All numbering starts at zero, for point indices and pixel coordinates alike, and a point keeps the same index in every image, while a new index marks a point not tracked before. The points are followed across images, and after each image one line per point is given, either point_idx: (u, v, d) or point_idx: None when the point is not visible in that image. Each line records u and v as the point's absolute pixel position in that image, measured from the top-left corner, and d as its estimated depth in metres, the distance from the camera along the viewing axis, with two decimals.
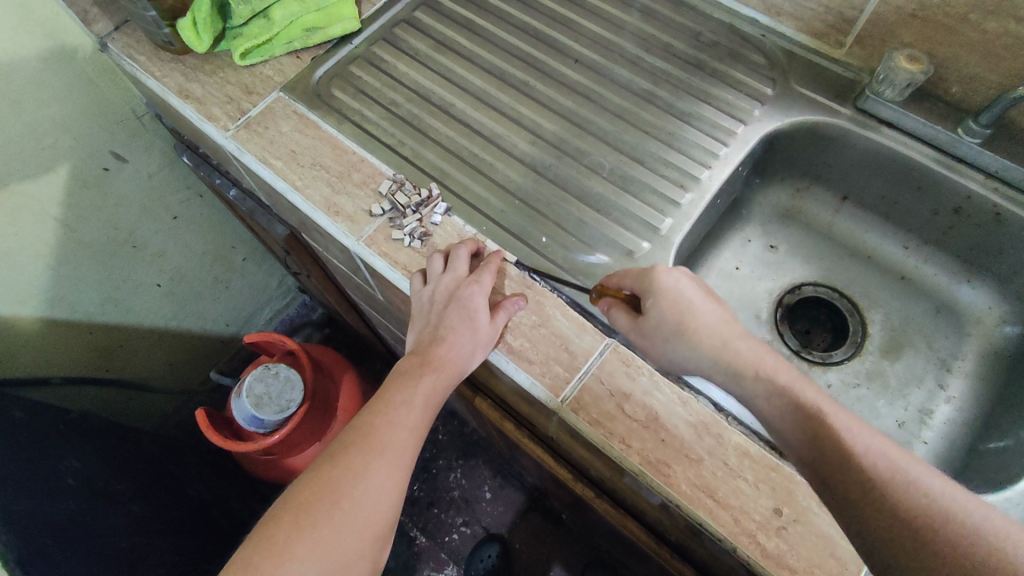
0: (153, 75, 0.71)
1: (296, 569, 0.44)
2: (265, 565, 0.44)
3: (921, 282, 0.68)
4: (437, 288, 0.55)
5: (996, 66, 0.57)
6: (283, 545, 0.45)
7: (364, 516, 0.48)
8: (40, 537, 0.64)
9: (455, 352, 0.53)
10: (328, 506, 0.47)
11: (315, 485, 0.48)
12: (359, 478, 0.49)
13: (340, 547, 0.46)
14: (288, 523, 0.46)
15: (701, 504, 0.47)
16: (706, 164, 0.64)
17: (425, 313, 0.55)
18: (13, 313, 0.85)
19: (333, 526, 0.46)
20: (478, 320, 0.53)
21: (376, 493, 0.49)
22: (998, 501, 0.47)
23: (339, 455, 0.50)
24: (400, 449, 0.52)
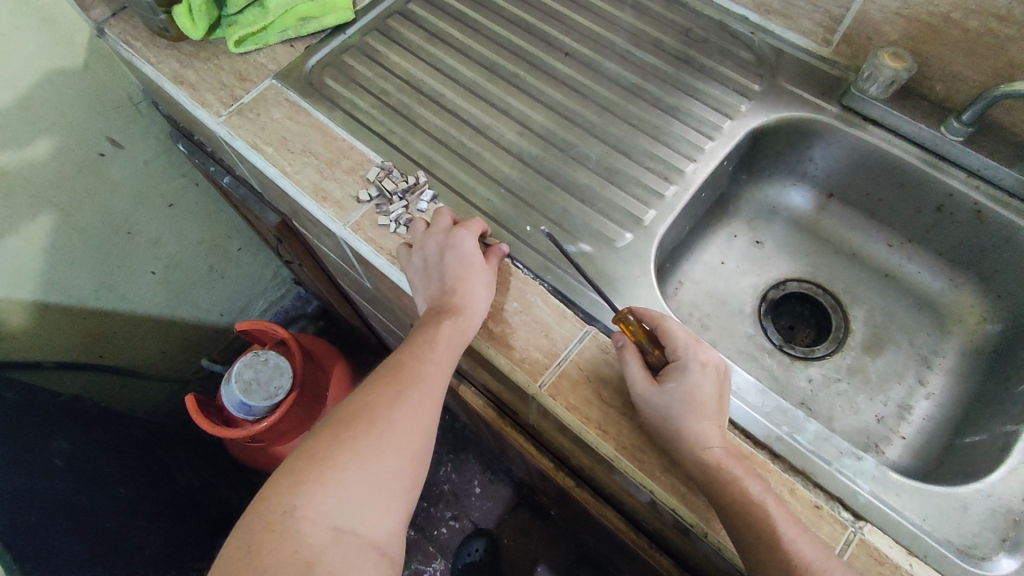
0: (148, 61, 0.71)
1: (336, 477, 0.46)
2: (307, 472, 0.46)
3: (904, 280, 0.69)
4: (427, 243, 0.56)
5: (978, 65, 0.58)
6: (323, 456, 0.47)
7: (399, 437, 0.49)
8: (24, 515, 0.65)
9: (469, 289, 0.53)
10: (365, 424, 0.48)
11: (352, 408, 0.50)
12: (394, 404, 0.50)
13: (378, 463, 0.47)
14: (328, 436, 0.48)
15: (675, 490, 0.48)
16: (691, 157, 0.65)
17: (427, 262, 0.55)
18: (6, 296, 0.86)
19: (369, 442, 0.48)
20: (475, 260, 0.54)
21: (411, 418, 0.50)
22: (969, 492, 0.47)
23: (373, 384, 0.52)
24: (431, 381, 0.52)
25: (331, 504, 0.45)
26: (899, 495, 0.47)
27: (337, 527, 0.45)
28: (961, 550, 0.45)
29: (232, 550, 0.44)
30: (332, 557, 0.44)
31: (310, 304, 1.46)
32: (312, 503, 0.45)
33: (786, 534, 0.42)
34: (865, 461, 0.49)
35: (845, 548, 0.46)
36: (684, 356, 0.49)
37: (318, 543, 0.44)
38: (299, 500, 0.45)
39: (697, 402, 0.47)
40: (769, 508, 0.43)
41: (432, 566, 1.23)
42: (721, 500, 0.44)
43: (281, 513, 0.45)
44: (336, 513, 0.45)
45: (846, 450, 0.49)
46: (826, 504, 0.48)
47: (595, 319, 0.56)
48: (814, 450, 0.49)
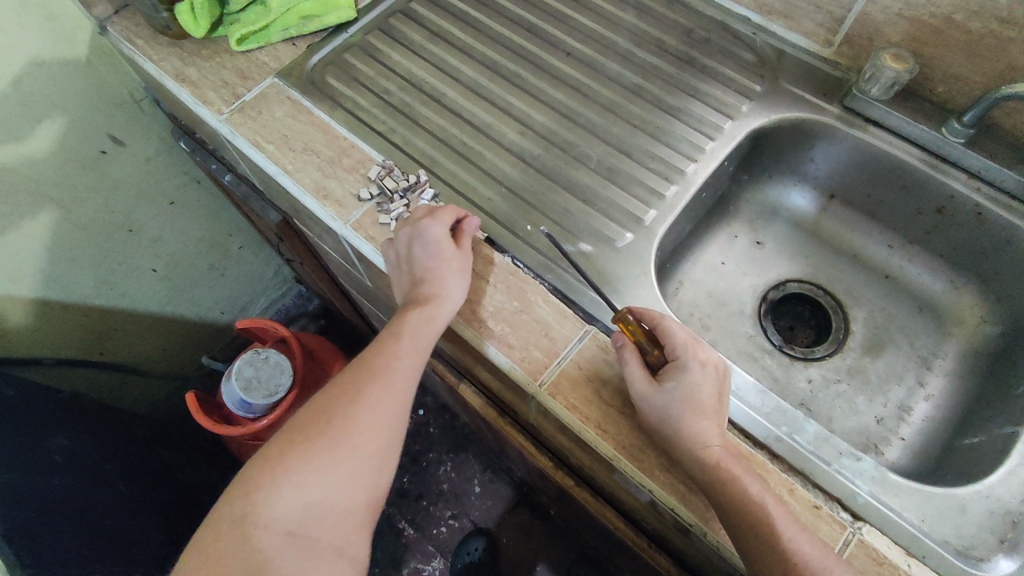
0: (150, 59, 0.71)
1: (290, 482, 0.47)
2: (261, 478, 0.48)
3: (904, 281, 0.69)
4: (402, 233, 0.56)
5: (980, 67, 0.58)
6: (280, 458, 0.48)
7: (355, 438, 0.49)
8: (24, 511, 0.65)
9: (442, 282, 0.53)
10: (321, 427, 0.49)
11: (313, 409, 0.51)
12: (353, 405, 0.50)
13: (334, 463, 0.48)
14: (288, 437, 0.49)
15: (674, 490, 0.48)
16: (693, 158, 0.65)
17: (404, 255, 0.56)
18: (7, 293, 0.86)
19: (324, 445, 0.48)
20: (447, 249, 0.54)
21: (369, 419, 0.50)
22: (968, 494, 0.47)
23: (335, 384, 0.52)
24: (393, 381, 0.52)
25: (284, 509, 0.47)
26: (898, 496, 0.47)
27: (290, 532, 0.46)
28: (960, 551, 0.45)
29: (191, 553, 0.46)
30: (285, 559, 0.46)
31: (311, 302, 1.46)
32: (265, 509, 0.46)
33: (786, 533, 0.42)
34: (864, 462, 0.49)
35: (844, 548, 0.46)
36: (684, 355, 0.49)
37: (272, 547, 0.46)
38: (252, 506, 0.46)
39: (695, 402, 0.47)
40: (769, 508, 0.43)
41: (431, 565, 1.24)
42: (720, 499, 0.44)
43: (235, 519, 0.46)
44: (290, 518, 0.46)
45: (845, 451, 0.49)
46: (825, 504, 0.48)
47: (595, 318, 0.56)
48: (814, 451, 0.49)
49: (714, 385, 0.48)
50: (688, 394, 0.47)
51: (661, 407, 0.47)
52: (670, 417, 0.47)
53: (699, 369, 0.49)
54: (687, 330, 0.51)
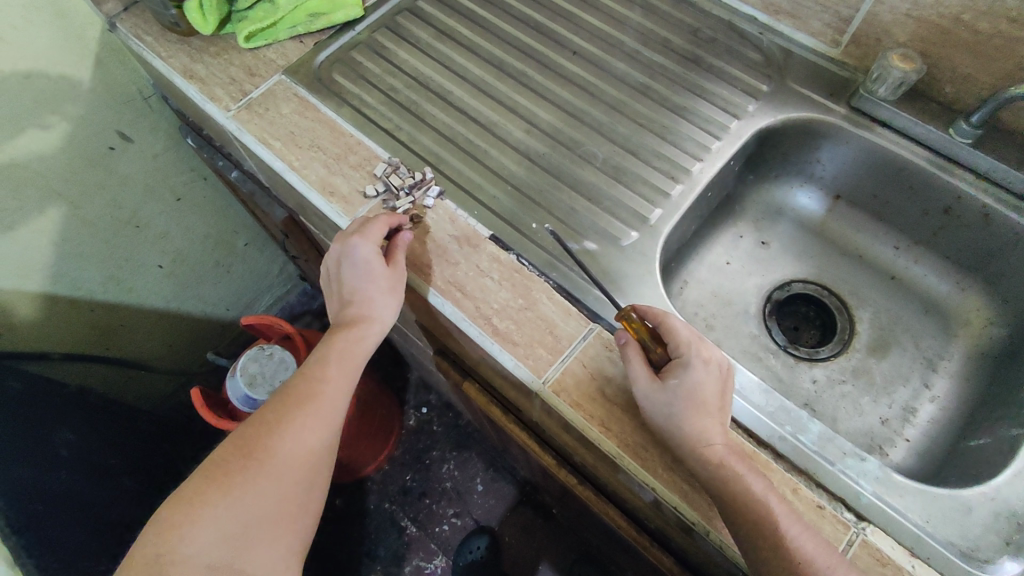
0: (158, 56, 0.72)
1: (211, 515, 0.47)
2: (179, 514, 0.47)
3: (910, 282, 0.68)
4: (330, 257, 0.57)
5: (988, 67, 0.57)
6: (199, 492, 0.48)
7: (282, 464, 0.50)
8: (32, 504, 0.65)
9: (372, 304, 0.55)
10: (242, 457, 0.49)
11: (234, 441, 0.51)
12: (278, 432, 0.51)
13: (258, 493, 0.48)
14: (208, 472, 0.49)
15: (677, 488, 0.48)
16: (698, 157, 0.65)
17: (332, 279, 0.58)
18: (16, 288, 0.87)
19: (247, 475, 0.49)
20: (376, 270, 0.54)
21: (295, 445, 0.51)
22: (974, 495, 0.47)
23: (258, 414, 0.53)
24: (321, 405, 0.53)
25: (206, 543, 0.46)
26: (902, 496, 0.47)
27: (211, 566, 0.46)
28: (964, 553, 0.45)
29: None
30: None
31: (316, 299, 1.46)
32: (185, 544, 0.46)
33: (789, 532, 0.42)
34: (869, 463, 0.49)
35: (848, 548, 0.46)
36: (688, 353, 0.49)
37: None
38: (170, 544, 0.45)
39: (697, 400, 0.47)
40: (772, 506, 0.43)
41: (433, 563, 1.24)
42: (722, 497, 0.44)
43: (152, 559, 0.45)
44: (212, 551, 0.46)
45: (850, 451, 0.49)
46: (828, 504, 0.47)
47: (599, 316, 0.56)
48: (818, 451, 0.49)
49: (716, 384, 0.48)
50: (688, 394, 0.47)
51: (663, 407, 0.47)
52: (672, 416, 0.47)
53: (702, 367, 0.49)
54: (690, 328, 0.51)
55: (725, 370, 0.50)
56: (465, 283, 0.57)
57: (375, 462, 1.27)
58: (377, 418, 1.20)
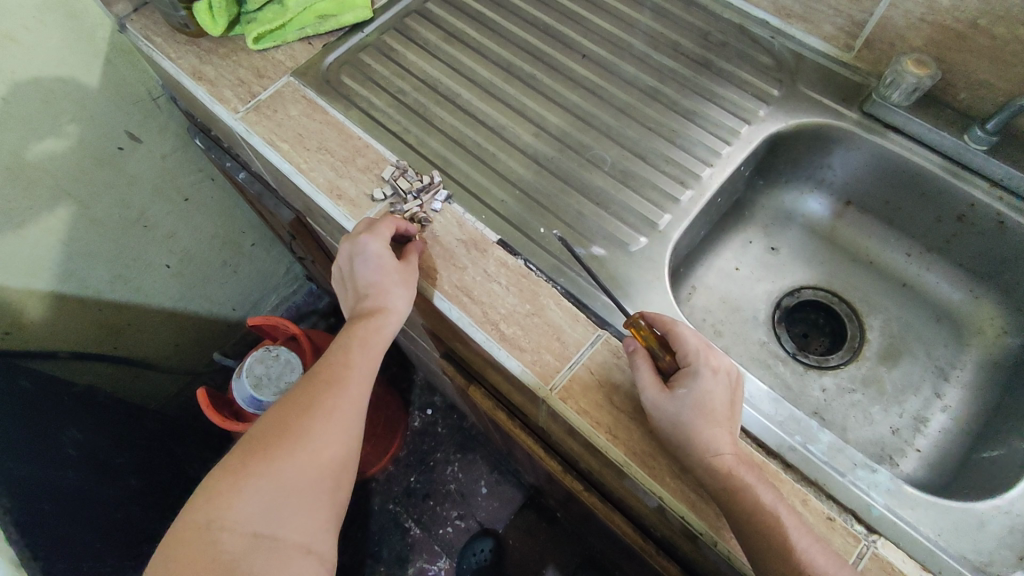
0: (167, 57, 0.72)
1: (252, 486, 0.46)
2: (221, 486, 0.47)
3: (922, 289, 0.68)
4: (342, 254, 0.57)
5: (1004, 73, 0.57)
6: (237, 468, 0.47)
7: (317, 439, 0.49)
8: (39, 503, 0.65)
9: (386, 294, 0.54)
10: (278, 433, 0.49)
11: (269, 420, 0.51)
12: (310, 411, 0.50)
13: (295, 465, 0.48)
14: (245, 449, 0.49)
15: (684, 497, 0.47)
16: (708, 162, 0.64)
17: (347, 275, 0.57)
18: (24, 286, 0.87)
19: (283, 448, 0.48)
20: (387, 264, 0.54)
21: (328, 424, 0.50)
22: (987, 509, 0.46)
23: (291, 395, 0.52)
24: (349, 385, 0.52)
25: (246, 514, 0.46)
26: (914, 509, 0.47)
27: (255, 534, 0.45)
28: (977, 567, 0.44)
29: (155, 568, 0.44)
30: (251, 563, 0.45)
31: (322, 300, 1.46)
32: (227, 514, 0.45)
33: (798, 544, 0.42)
34: (880, 474, 0.48)
35: (858, 561, 0.45)
36: (695, 362, 0.49)
37: (237, 552, 0.45)
38: (214, 513, 0.45)
39: (707, 410, 0.47)
40: (782, 518, 0.43)
41: (437, 565, 1.23)
42: (729, 508, 0.44)
43: (199, 527, 0.45)
44: (255, 522, 0.46)
45: (860, 462, 0.49)
46: (839, 516, 0.47)
47: (607, 323, 0.55)
48: (828, 461, 0.49)
49: (724, 393, 0.48)
50: (695, 404, 0.47)
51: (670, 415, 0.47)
52: (676, 425, 0.46)
53: (710, 376, 0.48)
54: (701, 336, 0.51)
55: (735, 380, 0.49)
56: (473, 288, 0.56)
57: (379, 464, 1.26)
58: (381, 419, 1.20)
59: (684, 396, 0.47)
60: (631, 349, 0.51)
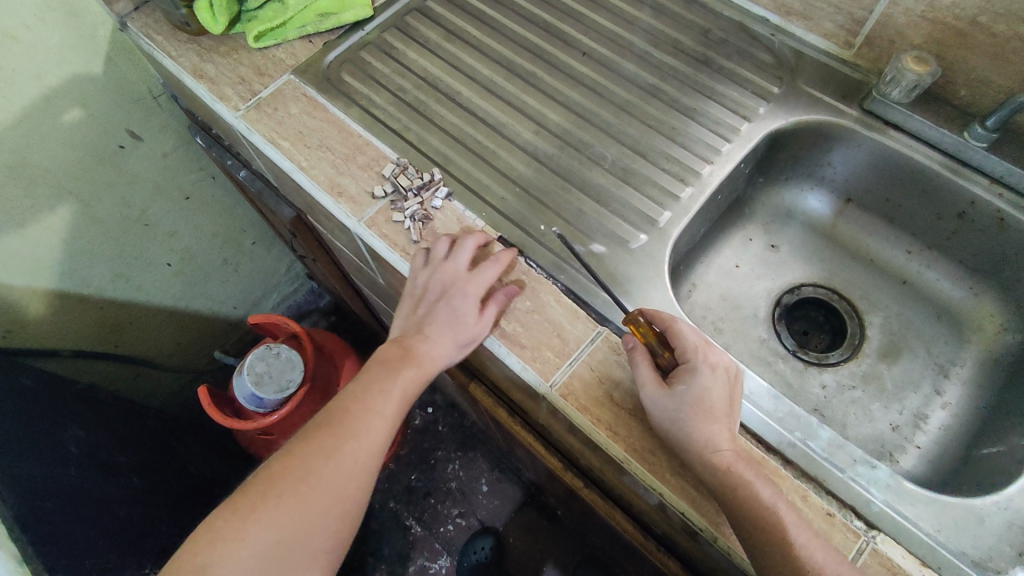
0: (168, 55, 0.72)
1: (259, 532, 0.48)
2: (229, 526, 0.48)
3: (922, 286, 0.68)
4: (433, 275, 0.55)
5: (1004, 70, 0.57)
6: (248, 510, 0.49)
7: (330, 493, 0.50)
8: (40, 500, 0.65)
9: (441, 350, 0.54)
10: (294, 479, 0.50)
11: (286, 457, 0.51)
12: (330, 459, 0.51)
13: (304, 516, 0.49)
14: (259, 488, 0.50)
15: (684, 493, 0.48)
16: (708, 159, 0.64)
17: (422, 300, 0.56)
18: (26, 285, 0.87)
19: (296, 497, 0.49)
20: (467, 321, 0.53)
21: (344, 474, 0.51)
22: (986, 504, 0.46)
23: (312, 433, 0.52)
24: (373, 438, 0.53)
25: (245, 561, 0.47)
26: (914, 505, 0.47)
27: None
28: (976, 562, 0.45)
29: None
30: None
31: (322, 298, 1.47)
32: (230, 556, 0.47)
33: (798, 539, 0.42)
34: (879, 470, 0.48)
35: (858, 556, 0.45)
36: (693, 358, 0.49)
37: None
38: (214, 555, 0.47)
39: (707, 407, 0.47)
40: (781, 514, 0.43)
41: (438, 563, 1.24)
42: (729, 503, 0.44)
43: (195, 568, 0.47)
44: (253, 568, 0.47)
45: (860, 458, 0.49)
46: (838, 511, 0.47)
47: (607, 319, 0.55)
48: (827, 457, 0.49)
49: (725, 395, 0.48)
50: (694, 401, 0.47)
51: (672, 413, 0.47)
52: (676, 422, 0.46)
53: (709, 372, 0.48)
54: (699, 334, 0.51)
55: (734, 379, 0.49)
56: None
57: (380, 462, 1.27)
58: None
59: (685, 395, 0.47)
60: (630, 346, 0.51)
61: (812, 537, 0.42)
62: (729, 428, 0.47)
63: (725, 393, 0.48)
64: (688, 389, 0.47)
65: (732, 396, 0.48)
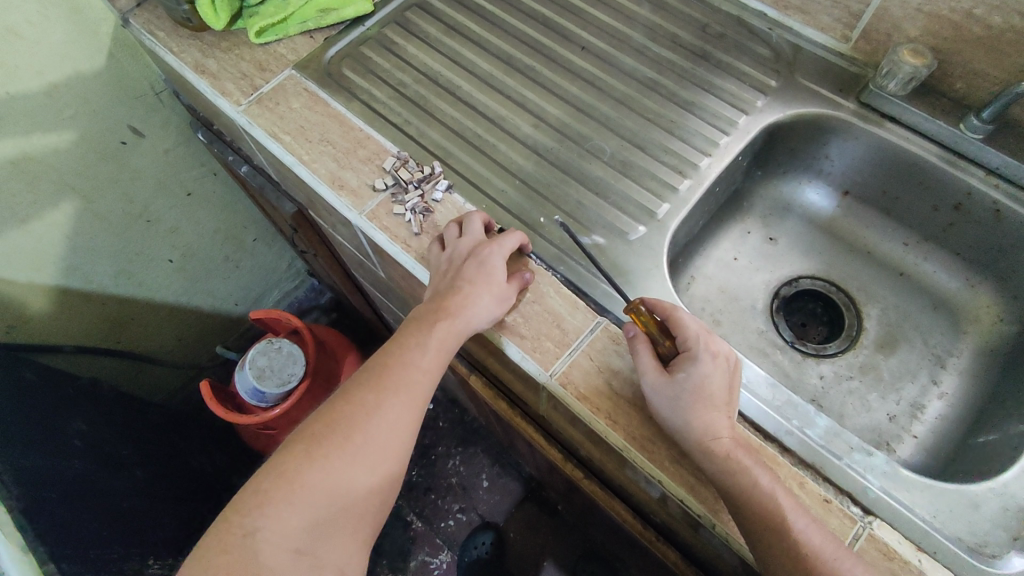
0: (170, 51, 0.73)
1: (306, 497, 0.47)
2: (276, 491, 0.47)
3: (918, 278, 0.68)
4: (455, 249, 0.55)
5: (1000, 62, 0.57)
6: (293, 474, 0.48)
7: (373, 454, 0.49)
8: (44, 492, 0.66)
9: (473, 305, 0.52)
10: (338, 440, 0.49)
11: (326, 420, 0.50)
12: (371, 420, 0.50)
13: (349, 479, 0.48)
14: (301, 451, 0.49)
15: (683, 481, 0.48)
16: (706, 152, 0.65)
17: (448, 263, 0.55)
18: (29, 280, 0.88)
19: (340, 460, 0.48)
20: (499, 283, 0.54)
21: (386, 435, 0.50)
22: (981, 491, 0.47)
23: (352, 392, 0.52)
24: (413, 394, 0.52)
25: (293, 528, 0.46)
26: (909, 491, 0.47)
27: (298, 549, 0.46)
28: (971, 547, 0.45)
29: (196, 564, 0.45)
30: None
31: (323, 295, 1.47)
32: (276, 522, 0.46)
33: (795, 525, 0.42)
34: (875, 457, 0.48)
35: (854, 541, 0.46)
36: (695, 347, 0.49)
37: (277, 566, 0.45)
38: (263, 521, 0.46)
39: (706, 393, 0.47)
40: (778, 499, 0.43)
41: (439, 558, 1.24)
42: (727, 489, 0.44)
43: (243, 535, 0.46)
44: (299, 537, 0.46)
45: (857, 445, 0.49)
46: (835, 497, 0.48)
47: (607, 310, 0.56)
48: (825, 445, 0.49)
49: (723, 381, 0.48)
50: (693, 389, 0.47)
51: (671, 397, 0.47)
52: (676, 407, 0.47)
53: (709, 360, 0.49)
54: (700, 323, 0.51)
55: (733, 366, 0.49)
56: None
57: None
58: None
59: (684, 383, 0.48)
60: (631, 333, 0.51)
61: (810, 527, 0.43)
62: (726, 414, 0.47)
63: (725, 384, 0.48)
64: (689, 378, 0.48)
65: (731, 382, 0.49)
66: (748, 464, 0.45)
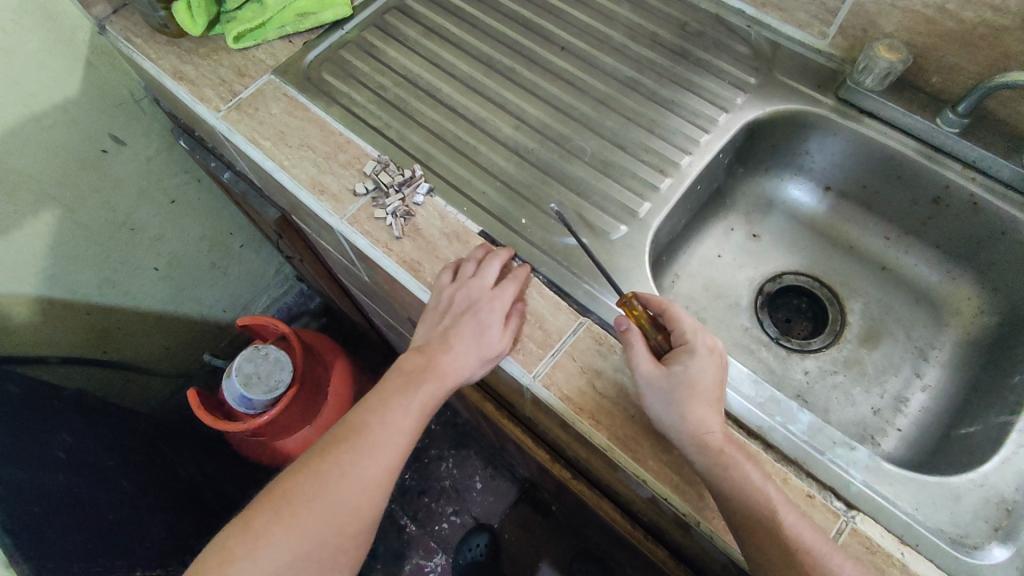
0: (148, 58, 0.72)
1: (269, 554, 0.47)
2: (241, 547, 0.47)
3: (900, 273, 0.69)
4: (458, 292, 0.54)
5: (973, 56, 0.57)
6: (260, 531, 0.48)
7: (341, 514, 0.49)
8: (28, 505, 0.65)
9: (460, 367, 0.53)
10: (307, 498, 0.49)
11: (297, 476, 0.50)
12: (343, 479, 0.50)
13: (314, 538, 0.48)
14: (271, 507, 0.49)
15: (667, 479, 0.48)
16: (687, 150, 0.65)
17: (444, 309, 0.55)
18: (11, 291, 0.87)
19: (307, 518, 0.48)
20: (492, 337, 0.52)
21: (357, 495, 0.50)
22: (963, 482, 0.47)
23: (329, 448, 0.51)
24: (390, 453, 0.52)
25: None
26: (892, 485, 0.47)
27: None
28: (954, 539, 0.45)
29: None
30: None
31: (312, 300, 1.47)
32: None
33: (779, 520, 0.43)
34: (858, 451, 0.49)
35: (838, 535, 0.46)
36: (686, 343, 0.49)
37: None
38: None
39: (698, 389, 0.47)
40: (762, 496, 0.43)
41: (434, 561, 1.25)
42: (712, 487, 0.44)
43: None
44: None
45: (839, 441, 0.49)
46: (818, 492, 0.48)
47: (590, 310, 0.56)
48: (809, 440, 0.49)
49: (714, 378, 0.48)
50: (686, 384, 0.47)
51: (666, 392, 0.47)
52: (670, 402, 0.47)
53: (700, 356, 0.49)
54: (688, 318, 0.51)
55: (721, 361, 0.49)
56: None
57: None
58: None
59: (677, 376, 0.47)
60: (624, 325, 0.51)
61: (794, 524, 0.43)
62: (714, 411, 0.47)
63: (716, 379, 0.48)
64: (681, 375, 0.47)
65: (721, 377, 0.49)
66: (733, 462, 0.44)
